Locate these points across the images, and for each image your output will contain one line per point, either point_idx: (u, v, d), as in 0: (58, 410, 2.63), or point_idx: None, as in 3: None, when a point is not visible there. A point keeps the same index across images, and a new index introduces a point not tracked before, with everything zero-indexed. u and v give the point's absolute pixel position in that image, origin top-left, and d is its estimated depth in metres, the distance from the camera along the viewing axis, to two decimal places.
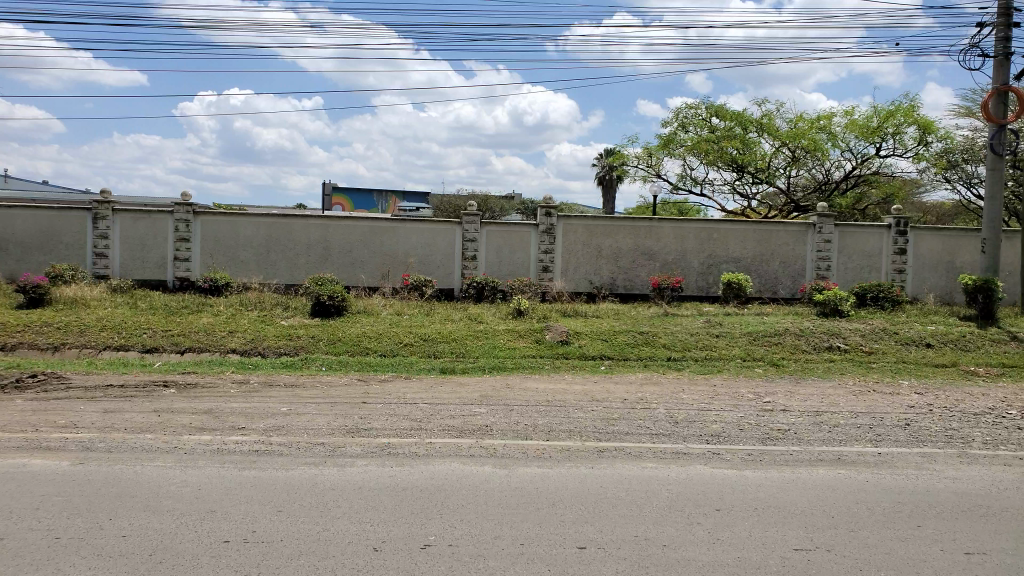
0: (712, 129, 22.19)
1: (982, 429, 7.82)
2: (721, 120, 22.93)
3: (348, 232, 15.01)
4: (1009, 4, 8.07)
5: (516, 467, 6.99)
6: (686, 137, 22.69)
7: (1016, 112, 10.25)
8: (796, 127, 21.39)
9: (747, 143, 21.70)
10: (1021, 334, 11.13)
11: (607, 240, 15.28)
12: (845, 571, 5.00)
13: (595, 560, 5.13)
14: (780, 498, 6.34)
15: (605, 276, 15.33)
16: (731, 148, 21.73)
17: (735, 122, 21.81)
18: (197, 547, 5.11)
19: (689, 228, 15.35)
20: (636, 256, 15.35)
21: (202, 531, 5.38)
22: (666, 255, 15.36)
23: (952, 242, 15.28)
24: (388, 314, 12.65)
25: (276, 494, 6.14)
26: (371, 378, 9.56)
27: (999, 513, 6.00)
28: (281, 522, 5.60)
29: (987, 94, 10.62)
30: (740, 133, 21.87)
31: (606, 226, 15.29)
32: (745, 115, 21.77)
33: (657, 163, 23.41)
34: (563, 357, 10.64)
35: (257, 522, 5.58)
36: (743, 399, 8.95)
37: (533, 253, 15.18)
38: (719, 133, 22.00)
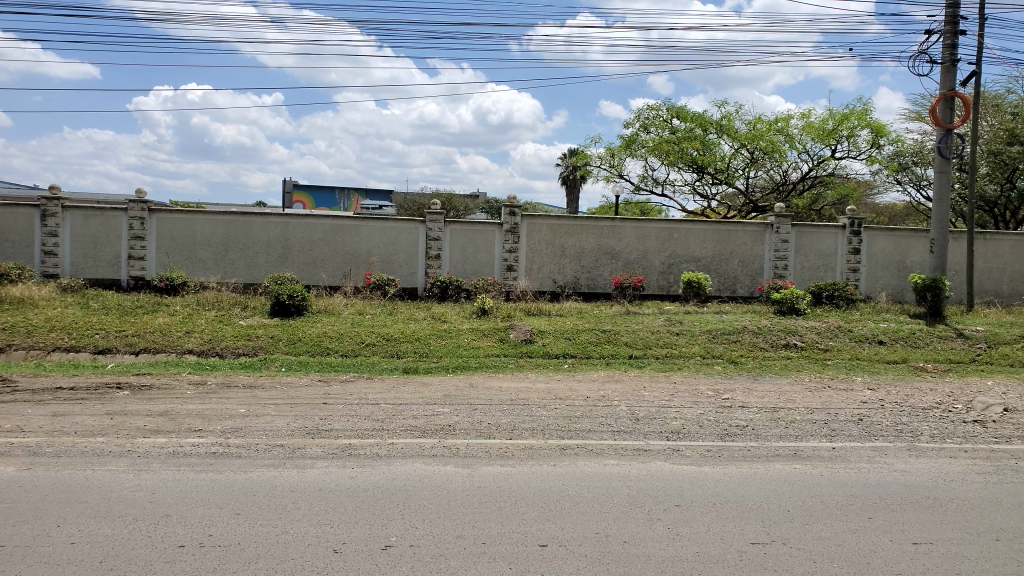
0: (673, 131, 22.51)
1: (931, 423, 8.08)
2: (681, 121, 23.27)
3: (308, 231, 14.80)
4: (956, 12, 8.31)
5: (478, 466, 6.98)
6: (648, 138, 22.97)
7: (962, 117, 10.58)
8: (755, 129, 21.84)
9: (707, 144, 22.06)
10: (967, 331, 11.55)
11: (570, 240, 15.36)
12: (801, 564, 5.12)
13: (555, 558, 5.15)
14: (738, 493, 6.46)
15: (568, 276, 15.41)
16: (692, 149, 22.05)
17: (695, 124, 22.14)
18: (150, 553, 4.98)
19: (651, 228, 15.52)
20: (599, 256, 15.47)
21: (156, 537, 5.24)
22: (628, 254, 15.51)
23: (903, 242, 15.76)
24: (350, 313, 12.51)
25: (234, 497, 6.02)
26: (332, 379, 9.44)
27: (945, 504, 6.21)
28: (239, 525, 5.50)
29: (934, 99, 10.93)
30: (701, 134, 22.22)
31: (569, 226, 15.37)
32: (705, 116, 22.12)
33: (619, 164, 23.63)
34: (527, 357, 10.64)
35: (213, 525, 5.47)
36: (703, 396, 9.09)
37: (497, 252, 15.18)
38: (679, 134, 22.32)
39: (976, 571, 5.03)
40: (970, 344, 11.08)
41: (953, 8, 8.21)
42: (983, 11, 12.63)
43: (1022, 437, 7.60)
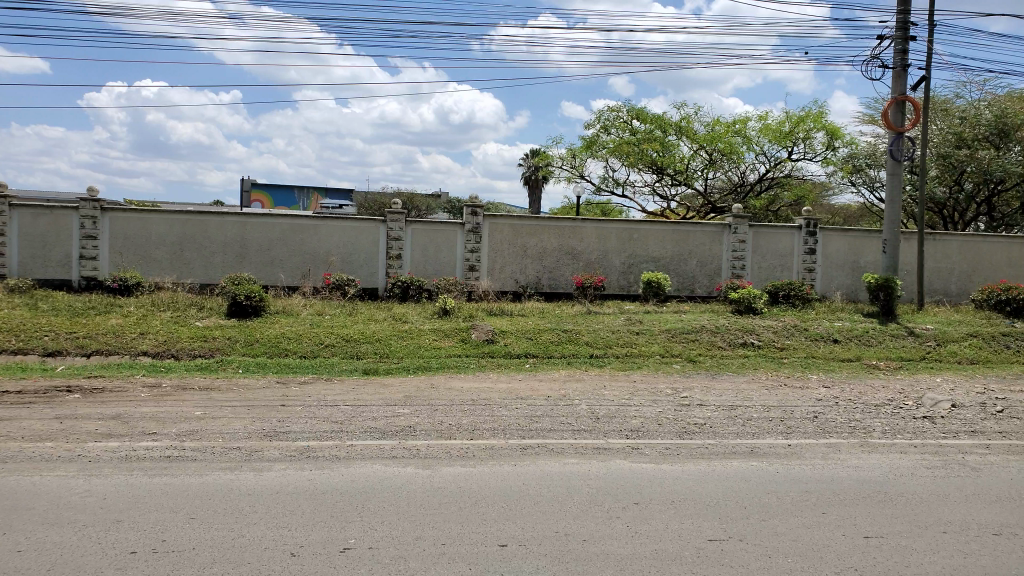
0: (633, 132, 22.69)
1: (882, 419, 8.27)
2: (641, 123, 23.48)
3: (265, 230, 14.60)
4: (905, 17, 8.47)
5: (439, 467, 6.94)
6: (609, 139, 23.13)
7: (912, 121, 10.81)
8: (713, 130, 22.13)
9: (666, 146, 22.28)
10: (918, 329, 11.83)
11: (532, 240, 15.40)
12: (756, 559, 5.18)
13: (514, 557, 5.15)
14: (696, 490, 6.52)
15: (530, 276, 15.44)
16: (652, 150, 22.27)
17: (655, 125, 22.35)
18: (100, 560, 4.86)
19: (611, 228, 15.62)
20: (561, 256, 15.53)
21: (107, 543, 5.11)
22: (589, 254, 15.60)
23: (857, 242, 16.11)
24: (309, 314, 12.37)
25: (189, 501, 5.90)
26: (291, 380, 9.34)
27: (896, 498, 6.35)
28: (194, 530, 5.39)
29: (886, 104, 11.15)
30: (660, 136, 22.44)
31: (531, 225, 15.41)
32: (665, 118, 22.34)
33: (581, 165, 23.76)
34: (489, 356, 10.64)
35: (167, 531, 5.35)
36: (662, 394, 9.19)
37: (459, 252, 15.15)
38: (640, 135, 22.50)
39: (924, 562, 5.16)
40: (921, 342, 11.36)
41: (904, 15, 8.38)
42: (932, 17, 12.96)
43: (969, 432, 7.83)
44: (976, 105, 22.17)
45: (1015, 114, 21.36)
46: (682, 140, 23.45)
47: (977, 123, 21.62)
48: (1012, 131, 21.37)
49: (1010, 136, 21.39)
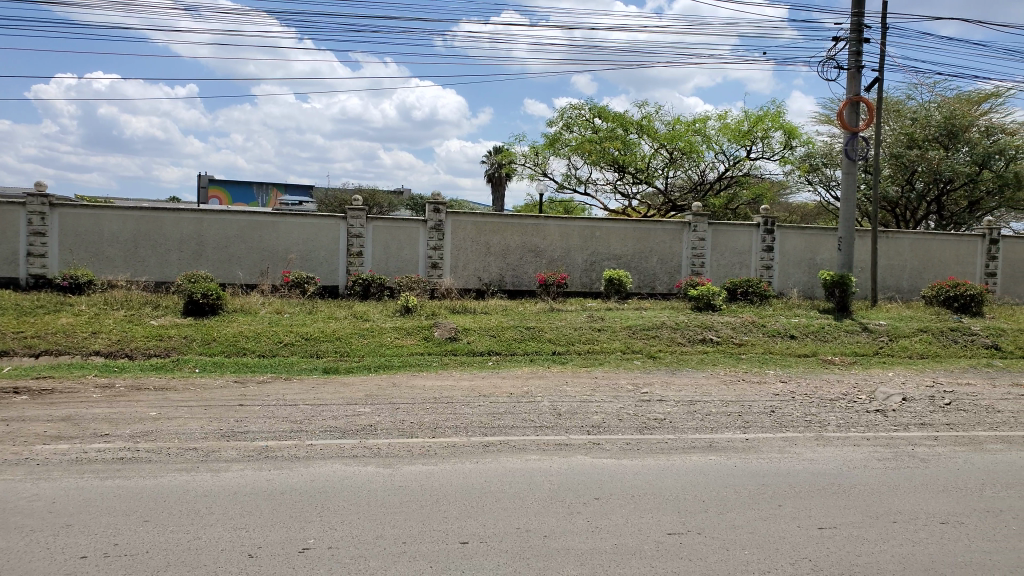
0: (595, 130, 22.80)
1: (837, 413, 8.45)
2: (603, 121, 23.61)
3: (222, 227, 14.35)
4: (860, 20, 8.63)
5: (400, 466, 6.90)
6: (571, 137, 23.22)
7: (866, 121, 11.05)
8: (674, 129, 22.37)
9: (627, 144, 22.46)
10: (871, 325, 12.11)
11: (495, 237, 15.40)
12: (714, 552, 5.25)
13: (476, 554, 5.14)
14: (655, 485, 6.59)
15: (493, 273, 15.43)
16: (613, 149, 22.44)
17: (616, 124, 22.49)
18: (49, 565, 4.73)
19: (574, 226, 15.70)
20: (524, 253, 15.56)
21: (56, 548, 4.97)
22: (552, 252, 15.66)
23: (813, 240, 16.46)
24: (268, 313, 12.17)
25: (143, 504, 5.77)
26: (248, 380, 9.19)
27: (849, 489, 6.50)
28: (148, 533, 5.27)
29: (842, 104, 11.37)
30: (622, 134, 22.60)
31: (493, 223, 15.39)
32: (626, 116, 22.51)
33: (543, 162, 23.82)
34: (452, 355, 10.61)
35: (120, 534, 5.22)
36: (623, 390, 9.28)
37: (422, 249, 15.06)
38: (601, 134, 22.63)
39: (875, 551, 5.29)
40: (874, 338, 11.63)
41: (858, 17, 8.53)
42: (885, 20, 13.26)
43: (918, 424, 8.06)
44: (926, 107, 22.81)
45: (963, 116, 22.07)
46: (644, 138, 23.65)
47: (927, 124, 22.30)
48: (960, 131, 22.04)
49: (958, 136, 22.06)
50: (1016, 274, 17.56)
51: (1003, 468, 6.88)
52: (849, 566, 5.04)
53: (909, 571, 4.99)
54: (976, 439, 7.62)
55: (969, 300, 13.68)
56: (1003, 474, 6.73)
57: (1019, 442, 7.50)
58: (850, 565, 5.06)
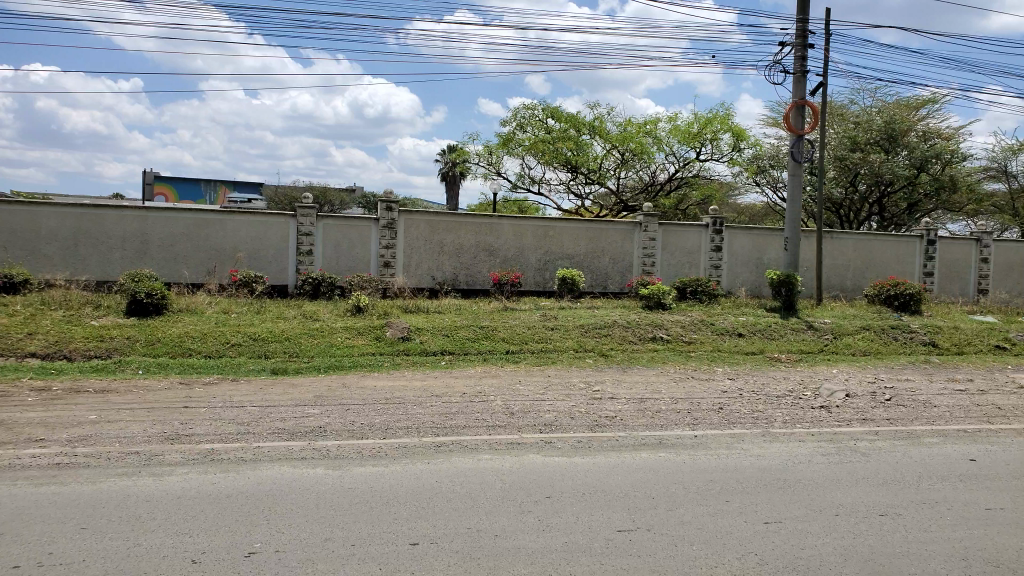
0: (548, 130, 22.92)
1: (783, 409, 8.65)
2: (556, 121, 23.75)
3: (167, 225, 14.01)
4: (804, 26, 8.81)
5: (349, 467, 6.81)
6: (525, 137, 23.25)
7: (812, 124, 11.32)
8: (625, 131, 22.67)
9: (580, 145, 22.66)
10: (816, 323, 12.43)
11: (449, 237, 15.35)
12: (663, 548, 5.30)
13: (425, 555, 5.09)
14: (606, 482, 6.63)
15: (447, 272, 15.38)
16: (566, 149, 22.61)
17: (569, 124, 22.65)
18: None
19: (527, 226, 15.78)
20: (478, 252, 15.56)
21: None
22: (506, 251, 15.69)
23: (760, 240, 16.83)
24: (215, 313, 11.92)
25: (80, 511, 5.57)
26: (194, 381, 8.96)
27: (793, 484, 6.64)
28: (84, 541, 5.09)
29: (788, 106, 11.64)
30: (574, 134, 22.78)
31: (447, 222, 15.35)
32: (579, 117, 22.70)
33: (497, 162, 23.85)
34: (405, 354, 10.54)
35: (55, 543, 5.04)
36: (575, 388, 9.34)
37: (374, 248, 14.93)
38: (554, 134, 22.75)
39: (817, 544, 5.40)
40: (818, 336, 11.93)
41: (802, 24, 8.70)
42: (829, 27, 13.66)
43: (860, 419, 8.29)
44: (868, 111, 23.66)
45: (902, 121, 22.82)
46: (597, 139, 23.88)
47: (869, 128, 22.85)
48: (899, 136, 22.70)
49: (898, 140, 22.71)
50: (953, 274, 18.23)
51: (939, 461, 7.13)
52: (793, 560, 5.14)
53: (850, 562, 5.10)
54: (914, 433, 7.88)
55: (909, 299, 14.15)
56: (939, 467, 6.96)
57: (954, 436, 7.77)
58: (794, 559, 5.15)
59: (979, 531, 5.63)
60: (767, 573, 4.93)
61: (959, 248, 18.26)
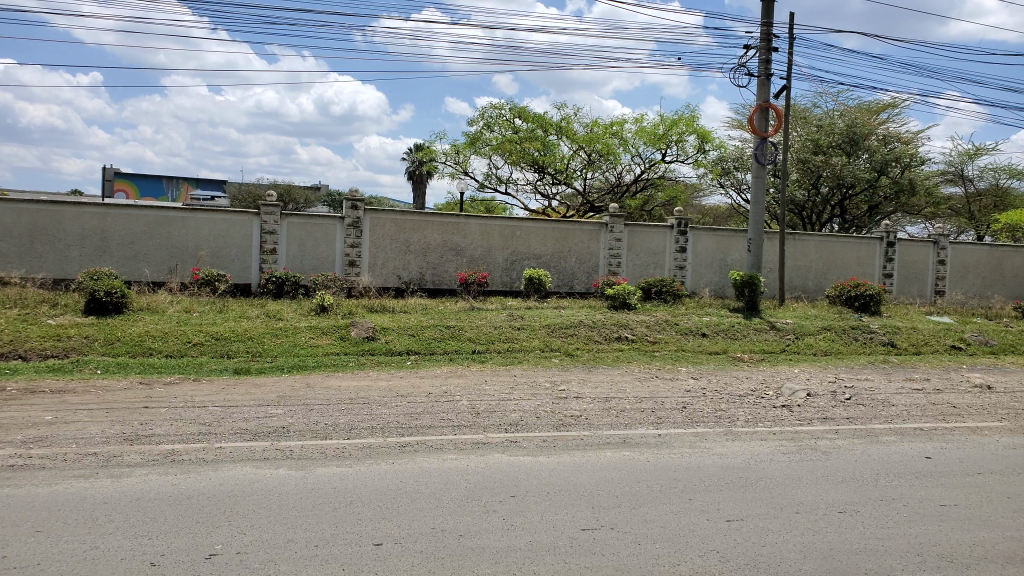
0: (515, 130, 22.93)
1: (745, 408, 8.76)
2: (523, 121, 23.77)
3: (127, 222, 13.78)
4: (769, 29, 8.89)
5: (313, 468, 6.76)
6: (492, 136, 23.21)
7: (775, 127, 11.48)
8: (592, 132, 22.80)
9: (547, 145, 22.72)
10: (778, 323, 12.61)
11: (415, 236, 15.31)
12: (626, 546, 5.31)
13: (388, 555, 5.05)
14: (570, 481, 6.66)
15: (413, 271, 15.33)
16: (533, 150, 22.66)
17: (536, 125, 22.71)
18: None
19: (494, 225, 15.80)
20: (445, 252, 15.53)
21: None
22: (473, 251, 15.69)
23: (724, 242, 17.03)
24: (176, 312, 11.77)
25: (34, 514, 5.44)
26: (154, 381, 8.83)
27: (754, 482, 6.72)
28: (39, 544, 4.98)
29: (752, 109, 11.78)
30: (541, 135, 22.83)
31: (413, 221, 15.31)
32: (545, 118, 22.76)
33: (464, 161, 23.80)
34: (369, 354, 10.49)
35: (7, 547, 4.92)
36: (541, 387, 9.37)
37: (339, 247, 14.83)
38: (521, 134, 22.77)
39: (778, 542, 5.45)
40: (780, 336, 12.11)
41: (767, 27, 8.79)
42: (793, 31, 13.88)
43: (821, 418, 8.42)
44: (830, 115, 24.16)
45: (863, 125, 23.36)
46: (563, 140, 23.96)
47: (831, 132, 23.44)
48: (861, 139, 23.23)
49: (859, 144, 23.25)
50: (912, 276, 18.60)
51: (896, 459, 7.27)
52: (754, 557, 5.17)
53: (809, 559, 5.16)
54: (873, 431, 8.03)
55: (869, 300, 14.41)
56: (897, 465, 7.10)
57: (911, 434, 7.93)
58: (755, 556, 5.19)
59: (933, 527, 5.74)
60: (729, 570, 4.96)
61: (917, 250, 18.63)
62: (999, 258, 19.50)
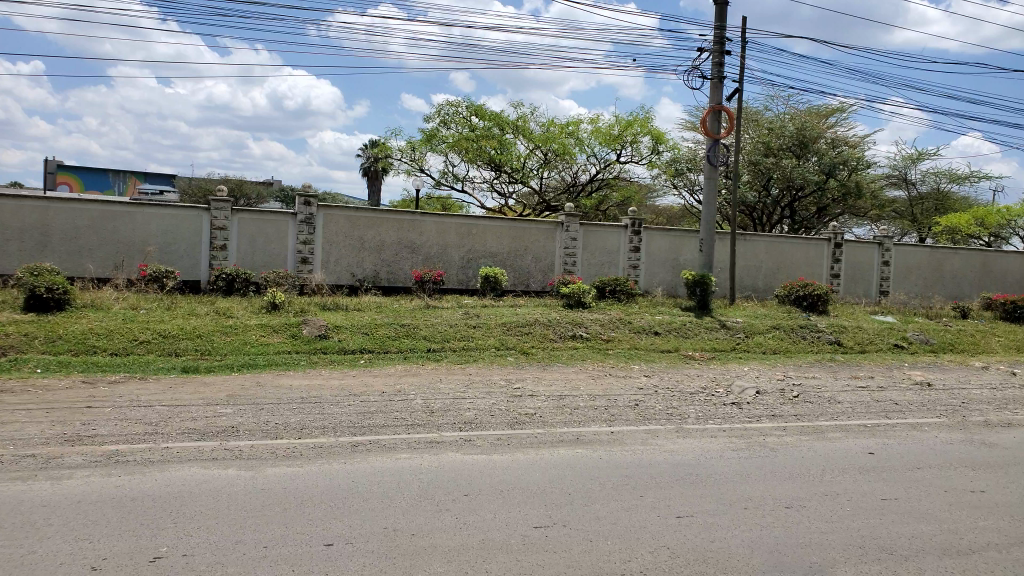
0: (472, 128, 22.85)
1: (696, 406, 8.91)
2: (480, 119, 23.70)
3: (71, 216, 13.38)
4: (722, 34, 8.99)
5: (263, 468, 6.65)
6: (448, 134, 23.08)
7: (727, 129, 11.67)
8: (548, 131, 22.86)
9: (503, 143, 22.71)
10: (728, 322, 12.86)
11: (370, 233, 15.18)
12: (578, 543, 5.35)
13: (338, 556, 4.98)
14: (523, 479, 6.68)
15: (367, 269, 15.21)
16: (489, 148, 22.66)
17: (492, 123, 22.66)
18: None
19: (449, 223, 15.78)
20: (400, 249, 15.45)
21: None
22: (428, 249, 15.64)
23: (677, 242, 17.27)
24: (121, 309, 11.51)
25: None
26: (98, 380, 8.60)
27: (705, 478, 6.83)
28: None
29: (705, 111, 11.93)
30: (498, 133, 22.82)
31: (368, 217, 15.18)
32: (502, 116, 22.73)
33: (420, 158, 23.68)
34: (321, 352, 10.38)
35: None
36: (496, 386, 9.40)
37: (291, 243, 14.62)
38: (478, 132, 22.72)
39: (726, 537, 5.52)
40: (731, 334, 12.36)
41: (720, 31, 8.87)
42: (745, 36, 14.14)
43: (770, 415, 8.62)
44: (781, 118, 24.68)
45: (812, 128, 23.99)
46: (520, 138, 24.00)
47: (782, 134, 24.08)
48: (810, 142, 23.96)
49: (808, 146, 23.99)
50: (858, 276, 19.11)
51: (841, 454, 7.47)
52: (703, 552, 5.24)
53: (756, 553, 5.24)
54: (819, 428, 8.23)
55: (817, 299, 14.77)
56: (841, 461, 7.29)
57: (855, 430, 8.16)
58: (704, 551, 5.26)
59: (874, 520, 5.91)
60: (678, 566, 5.01)
61: (863, 251, 19.15)
62: (939, 259, 20.18)
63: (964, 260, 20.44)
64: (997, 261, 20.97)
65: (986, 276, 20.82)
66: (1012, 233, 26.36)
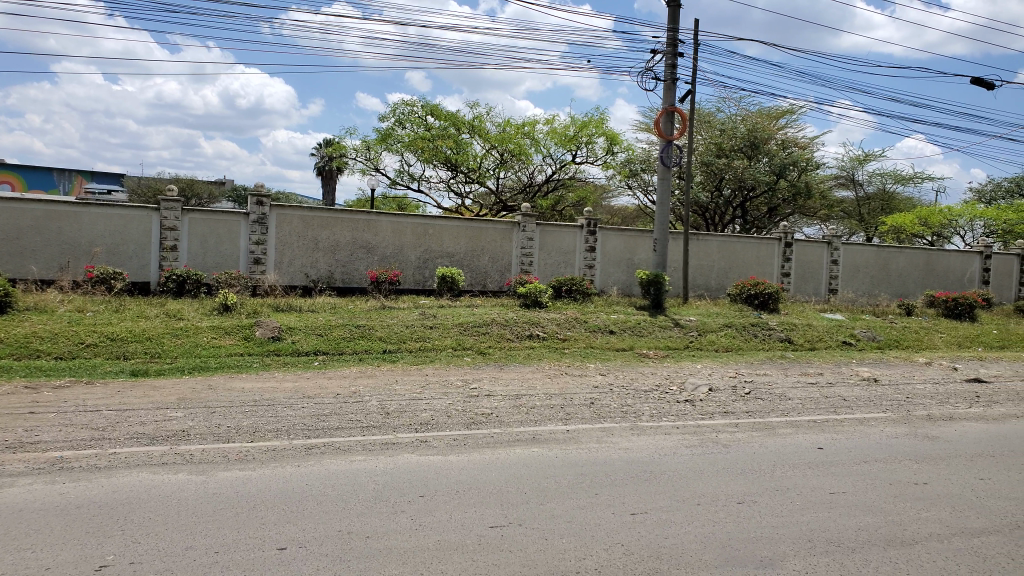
0: (428, 128, 22.77)
1: (649, 403, 9.03)
2: (435, 119, 23.62)
3: (13, 215, 13.01)
4: (674, 35, 9.08)
5: (214, 472, 6.54)
6: (403, 133, 22.95)
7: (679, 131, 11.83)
8: (504, 131, 22.90)
9: (459, 144, 22.70)
10: (682, 321, 13.06)
11: (324, 233, 15.05)
12: (534, 542, 5.37)
13: (292, 560, 4.94)
14: (479, 479, 6.69)
15: (322, 270, 15.07)
16: (445, 148, 22.62)
17: (448, 123, 22.63)
18: None
19: (405, 223, 15.72)
20: (354, 250, 15.35)
21: None
22: (384, 249, 15.56)
23: (631, 242, 17.46)
24: (67, 312, 11.21)
25: None
26: (42, 385, 8.38)
27: (658, 475, 6.92)
28: None
29: (659, 113, 12.11)
30: (454, 133, 22.79)
31: (322, 217, 15.05)
32: (457, 116, 22.71)
33: (375, 157, 23.54)
34: (274, 355, 10.27)
35: None
36: (453, 386, 9.41)
37: (243, 244, 14.43)
38: (433, 132, 22.67)
39: (679, 533, 5.60)
40: (685, 332, 12.56)
41: (672, 32, 8.97)
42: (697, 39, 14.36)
43: (721, 412, 8.77)
44: (733, 119, 25.10)
45: (763, 130, 24.47)
46: (476, 139, 24.02)
47: (733, 135, 24.48)
48: (761, 143, 24.36)
49: (759, 148, 24.38)
50: (808, 275, 19.53)
51: (791, 450, 7.63)
52: (656, 549, 5.30)
53: (709, 548, 5.32)
54: (770, 424, 8.40)
55: (768, 298, 15.05)
56: (791, 456, 7.44)
57: (805, 426, 8.35)
58: (657, 547, 5.33)
59: (823, 513, 6.05)
60: (632, 564, 5.05)
61: (814, 250, 19.60)
62: (886, 258, 20.74)
63: (909, 259, 21.04)
64: (941, 259, 21.63)
65: (930, 275, 21.46)
66: (953, 232, 27.24)
